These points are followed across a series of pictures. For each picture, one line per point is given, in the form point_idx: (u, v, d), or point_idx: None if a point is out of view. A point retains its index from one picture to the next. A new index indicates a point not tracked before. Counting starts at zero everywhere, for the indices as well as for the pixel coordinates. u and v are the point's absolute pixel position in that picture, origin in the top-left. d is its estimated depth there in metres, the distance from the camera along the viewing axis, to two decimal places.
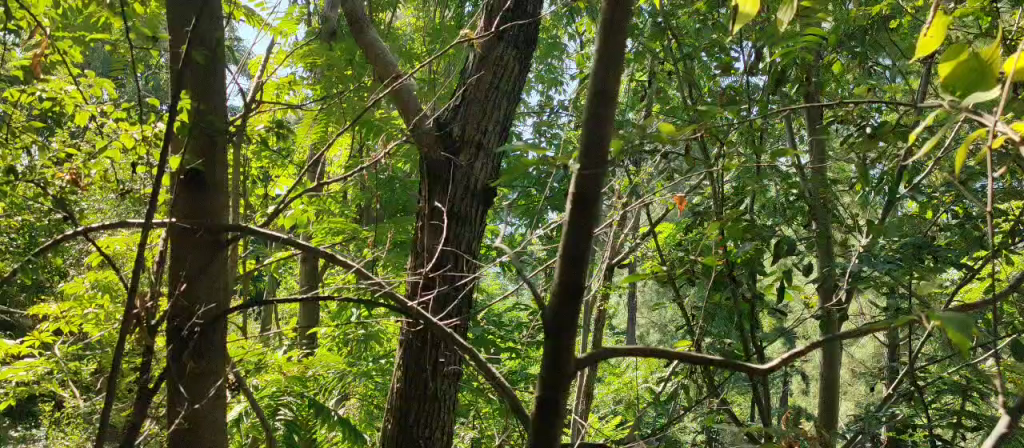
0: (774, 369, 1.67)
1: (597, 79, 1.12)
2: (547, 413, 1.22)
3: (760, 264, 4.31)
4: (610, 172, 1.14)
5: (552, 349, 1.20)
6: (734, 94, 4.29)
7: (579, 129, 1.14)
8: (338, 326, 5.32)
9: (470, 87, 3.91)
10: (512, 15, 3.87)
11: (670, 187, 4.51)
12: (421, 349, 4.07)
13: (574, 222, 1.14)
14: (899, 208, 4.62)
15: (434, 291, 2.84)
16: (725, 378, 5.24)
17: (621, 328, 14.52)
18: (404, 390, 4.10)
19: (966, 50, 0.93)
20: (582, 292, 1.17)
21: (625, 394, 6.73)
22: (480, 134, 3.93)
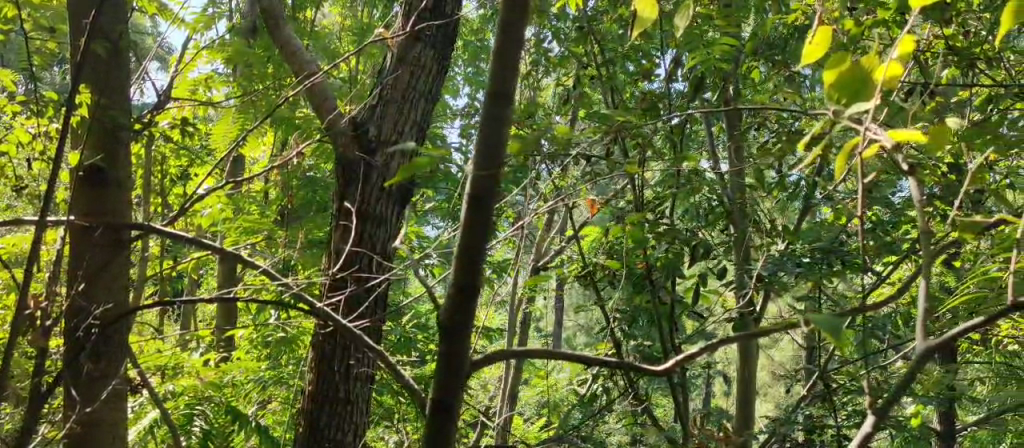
0: (670, 372, 1.68)
1: (494, 81, 1.12)
2: (441, 416, 1.20)
3: (678, 268, 4.37)
4: (506, 173, 1.14)
5: (447, 350, 1.19)
6: (654, 99, 4.34)
7: (476, 130, 1.14)
8: (255, 328, 5.22)
9: (388, 87, 3.89)
10: (430, 15, 3.87)
11: (592, 190, 4.54)
12: (333, 352, 4.02)
13: (469, 222, 1.14)
14: (815, 213, 4.73)
15: (346, 293, 2.80)
16: (646, 380, 5.29)
17: (548, 331, 14.58)
18: (317, 393, 4.05)
19: (849, 59, 0.94)
20: (476, 293, 1.17)
21: (548, 397, 6.75)
22: (397, 134, 3.90)
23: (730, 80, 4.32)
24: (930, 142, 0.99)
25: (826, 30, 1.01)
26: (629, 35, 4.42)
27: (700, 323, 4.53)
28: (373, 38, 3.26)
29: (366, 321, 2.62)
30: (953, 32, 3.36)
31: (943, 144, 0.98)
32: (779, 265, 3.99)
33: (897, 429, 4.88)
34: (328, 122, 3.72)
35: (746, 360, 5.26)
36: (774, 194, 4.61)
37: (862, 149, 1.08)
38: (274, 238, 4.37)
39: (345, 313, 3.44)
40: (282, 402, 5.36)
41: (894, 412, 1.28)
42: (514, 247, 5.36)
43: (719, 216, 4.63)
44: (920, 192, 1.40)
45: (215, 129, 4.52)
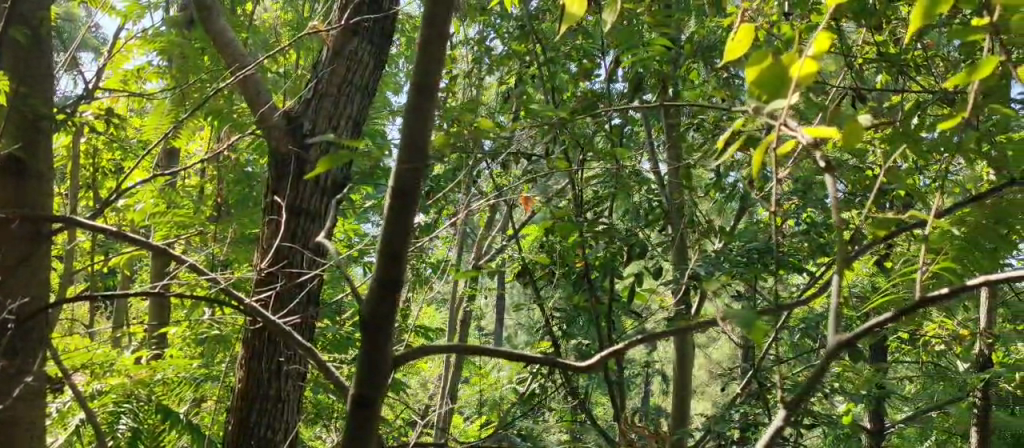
0: (594, 369, 1.68)
1: (419, 71, 1.11)
2: (362, 413, 1.18)
3: (615, 267, 4.39)
4: (430, 166, 1.13)
5: (370, 348, 1.17)
6: (594, 99, 4.36)
7: (401, 123, 1.13)
8: (187, 325, 5.12)
9: (323, 81, 3.85)
10: (368, 10, 3.84)
11: (533, 189, 4.54)
12: (262, 349, 3.95)
13: (392, 214, 1.12)
14: (751, 214, 4.79)
15: (277, 289, 2.75)
16: (584, 379, 5.30)
17: (490, 330, 14.55)
18: (246, 391, 3.98)
19: (771, 56, 0.95)
20: (399, 288, 1.16)
21: (487, 395, 6.74)
22: (332, 129, 3.85)
23: (669, 81, 4.35)
24: (844, 141, 1.01)
25: (748, 28, 1.02)
26: (572, 35, 4.44)
27: (637, 321, 4.56)
28: (307, 32, 3.21)
29: (297, 317, 2.58)
30: (883, 39, 3.44)
31: (855, 143, 1.00)
32: (714, 264, 4.04)
33: (828, 426, 4.97)
34: (261, 115, 3.66)
35: (682, 359, 5.31)
36: (712, 194, 4.67)
37: (778, 147, 1.09)
38: (207, 234, 4.29)
39: (274, 309, 3.39)
40: (215, 400, 5.27)
41: (804, 408, 1.31)
42: (455, 245, 5.34)
43: (657, 216, 4.67)
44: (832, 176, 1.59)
45: (146, 122, 4.43)
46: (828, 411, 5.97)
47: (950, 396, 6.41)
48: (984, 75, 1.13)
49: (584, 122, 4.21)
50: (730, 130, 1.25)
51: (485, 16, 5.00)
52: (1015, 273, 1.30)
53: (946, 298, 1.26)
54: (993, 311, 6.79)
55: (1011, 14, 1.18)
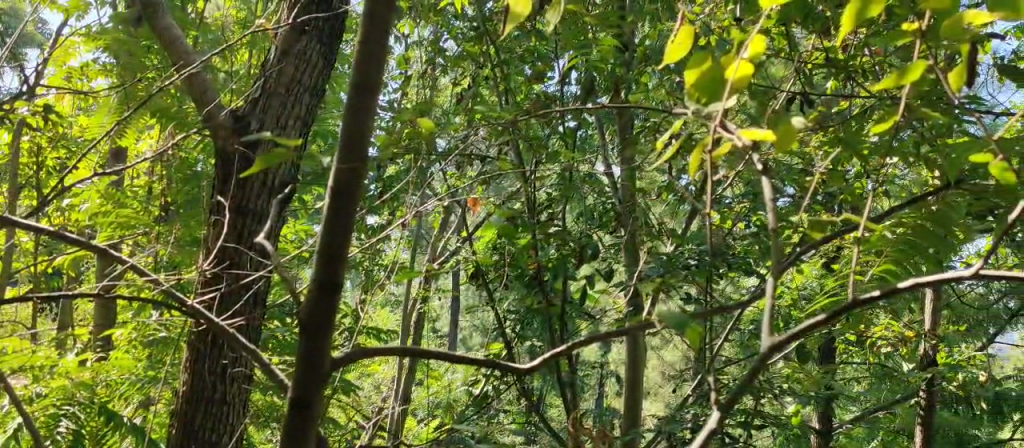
0: (538, 369, 1.68)
1: (358, 70, 1.09)
2: (299, 417, 1.16)
3: (568, 268, 4.38)
4: (369, 166, 1.11)
5: (308, 350, 1.15)
6: (547, 100, 4.35)
7: (340, 122, 1.10)
8: (133, 325, 5.01)
9: (271, 79, 3.79)
10: (317, 9, 3.81)
11: (485, 190, 4.51)
12: (205, 353, 3.87)
13: (330, 214, 1.11)
14: (703, 217, 4.83)
15: (222, 289, 2.69)
16: (536, 380, 5.28)
17: (443, 333, 14.49)
18: (189, 394, 3.88)
19: (709, 59, 0.96)
20: (338, 288, 1.14)
21: (441, 397, 6.71)
22: (280, 129, 3.80)
23: (622, 83, 4.36)
24: (779, 143, 1.02)
25: (688, 31, 1.02)
26: (525, 36, 4.43)
27: (591, 323, 4.57)
28: (254, 29, 3.16)
29: (242, 318, 2.54)
30: (831, 45, 3.49)
31: (790, 145, 1.02)
32: (665, 265, 4.07)
33: (777, 426, 5.03)
34: (208, 114, 3.60)
35: (634, 361, 5.33)
36: (664, 197, 4.69)
37: (714, 150, 1.10)
38: (153, 235, 4.20)
39: (218, 311, 3.34)
40: (162, 404, 5.18)
41: (736, 406, 1.33)
42: (409, 246, 5.29)
43: (610, 218, 4.68)
44: (771, 182, 1.73)
45: (91, 120, 4.33)
46: (778, 412, 6.04)
47: (897, 396, 6.52)
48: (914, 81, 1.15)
49: (538, 123, 4.20)
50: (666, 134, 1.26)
51: (439, 17, 4.97)
52: (942, 276, 1.33)
53: (877, 300, 1.29)
54: (937, 313, 6.92)
55: (941, 19, 1.20)
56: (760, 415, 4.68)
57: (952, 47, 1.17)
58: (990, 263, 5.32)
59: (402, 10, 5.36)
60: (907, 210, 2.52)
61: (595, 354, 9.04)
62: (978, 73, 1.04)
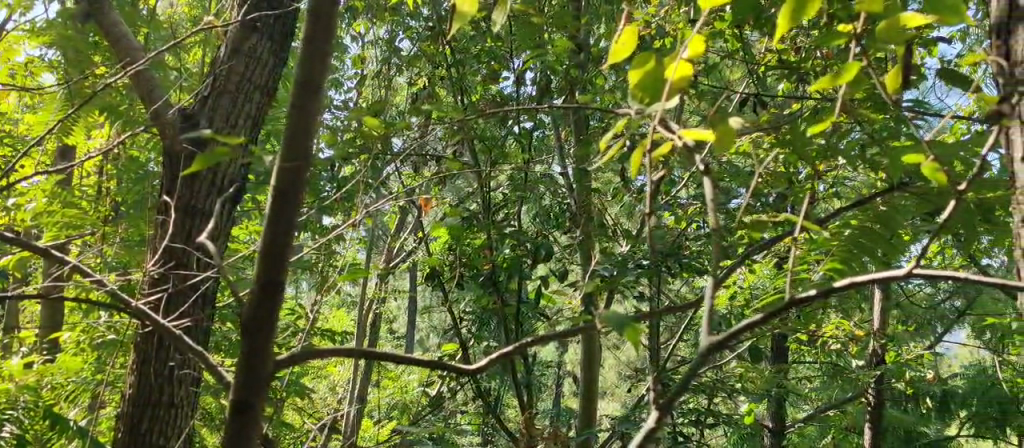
0: (483, 370, 1.67)
1: (303, 68, 1.08)
2: (240, 420, 1.14)
3: (523, 268, 4.37)
4: (313, 165, 1.09)
5: (249, 351, 1.13)
6: (501, 100, 4.34)
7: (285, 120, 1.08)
8: (79, 326, 4.90)
9: (221, 77, 3.74)
10: (267, 6, 3.76)
11: (440, 190, 4.49)
12: (149, 355, 3.59)
13: (274, 213, 1.08)
14: (657, 217, 4.85)
15: (169, 289, 2.64)
16: (491, 381, 5.26)
17: (399, 333, 14.42)
18: (135, 396, 3.59)
19: (653, 58, 0.98)
20: (280, 289, 1.12)
21: (397, 399, 6.68)
22: (229, 127, 3.74)
23: (577, 84, 4.37)
24: (719, 143, 1.03)
25: (632, 30, 1.02)
26: (480, 36, 4.41)
27: (545, 323, 4.57)
28: (203, 26, 3.11)
29: (189, 320, 2.49)
30: (783, 48, 3.52)
31: (730, 145, 1.02)
32: (619, 264, 4.08)
33: (730, 425, 5.08)
34: (155, 112, 3.53)
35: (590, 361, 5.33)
36: (619, 198, 4.71)
37: (656, 149, 1.11)
38: (98, 236, 4.11)
39: (167, 312, 3.28)
40: (110, 407, 5.09)
41: (674, 405, 1.34)
42: (363, 246, 5.25)
43: (565, 219, 4.70)
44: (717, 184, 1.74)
45: (36, 118, 4.23)
46: (731, 411, 6.11)
47: (846, 394, 6.63)
48: (852, 82, 1.16)
49: (492, 123, 4.19)
50: (611, 134, 1.25)
51: (394, 16, 4.93)
52: (878, 274, 1.36)
53: (815, 298, 1.31)
54: (885, 313, 7.04)
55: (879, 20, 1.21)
56: (712, 414, 4.72)
57: (889, 48, 1.18)
58: (936, 263, 5.42)
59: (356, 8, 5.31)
60: (855, 211, 2.55)
61: (551, 354, 9.05)
62: (914, 74, 1.06)
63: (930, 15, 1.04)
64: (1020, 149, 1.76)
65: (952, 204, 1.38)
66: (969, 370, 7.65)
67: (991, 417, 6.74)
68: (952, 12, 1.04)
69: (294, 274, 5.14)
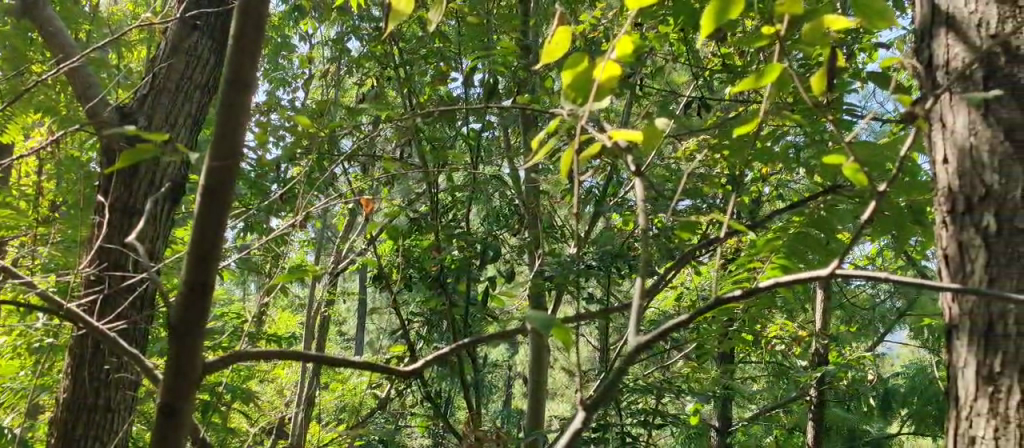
0: (419, 371, 1.66)
1: (231, 67, 1.05)
2: (169, 424, 1.12)
3: (470, 270, 4.35)
4: (242, 165, 1.07)
5: (178, 353, 1.11)
6: (448, 101, 4.30)
7: (213, 120, 1.06)
8: (14, 329, 4.76)
9: (160, 75, 3.65)
10: (208, 3, 3.70)
11: (387, 191, 4.45)
12: (84, 356, 3.51)
13: (203, 213, 1.06)
14: (605, 219, 4.87)
15: (102, 291, 2.57)
16: (439, 383, 5.23)
17: (349, 335, 14.30)
18: (69, 400, 3.50)
19: (586, 59, 1.00)
20: (209, 289, 1.10)
21: (345, 402, 6.62)
22: (168, 126, 3.67)
23: (525, 85, 4.35)
24: (646, 142, 1.04)
25: (565, 31, 1.03)
26: (428, 36, 4.36)
27: (493, 324, 4.56)
28: (139, 22, 3.04)
29: (123, 323, 2.43)
30: (727, 52, 3.56)
31: (657, 144, 1.03)
32: (566, 265, 4.08)
33: (677, 426, 5.11)
34: (92, 111, 3.44)
35: (538, 362, 5.31)
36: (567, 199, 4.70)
37: (585, 150, 1.12)
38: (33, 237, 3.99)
39: (102, 314, 3.23)
40: (48, 411, 4.97)
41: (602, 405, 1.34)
42: (310, 247, 5.18)
43: (513, 221, 4.68)
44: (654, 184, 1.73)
45: None
46: (677, 411, 6.16)
47: (791, 394, 6.72)
48: (779, 81, 1.17)
49: (439, 123, 4.15)
50: (547, 137, 1.25)
51: (341, 15, 4.87)
52: (804, 274, 1.38)
53: (740, 299, 1.32)
54: (828, 314, 7.15)
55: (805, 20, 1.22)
56: (659, 415, 4.75)
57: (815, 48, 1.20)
58: (879, 264, 5.50)
59: (303, 7, 5.23)
60: (795, 213, 2.57)
61: (501, 355, 9.03)
62: (838, 76, 1.09)
63: (854, 17, 1.06)
64: (942, 152, 1.78)
65: (873, 205, 1.41)
66: (909, 369, 7.80)
67: (929, 415, 6.85)
68: (880, 18, 1.06)
69: (239, 276, 5.06)
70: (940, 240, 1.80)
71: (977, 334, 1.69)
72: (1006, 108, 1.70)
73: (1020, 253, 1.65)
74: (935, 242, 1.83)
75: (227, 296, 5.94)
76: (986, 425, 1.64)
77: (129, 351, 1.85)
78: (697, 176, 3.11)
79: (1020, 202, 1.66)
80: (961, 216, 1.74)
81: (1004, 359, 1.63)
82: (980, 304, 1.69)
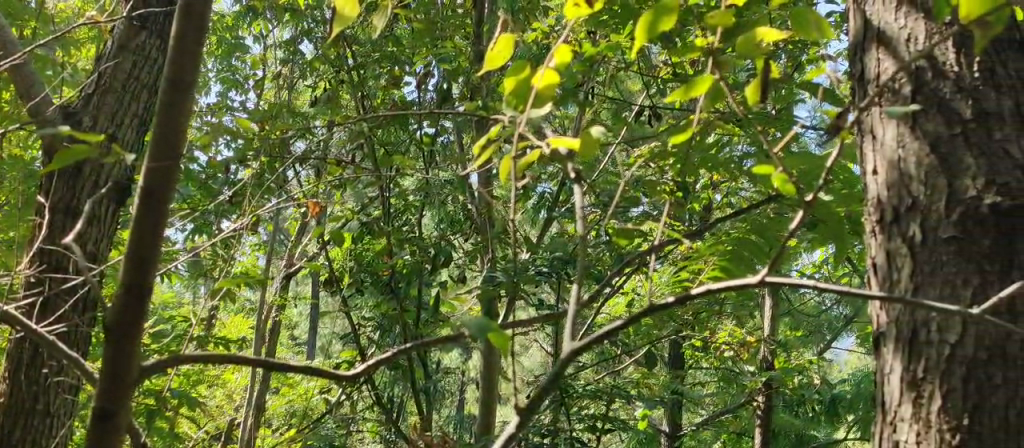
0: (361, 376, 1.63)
1: (174, 65, 1.04)
2: (105, 428, 1.08)
3: (422, 275, 4.32)
4: (183, 166, 1.05)
5: (114, 357, 1.08)
6: (401, 106, 4.27)
7: (154, 119, 1.04)
8: None
9: (106, 74, 3.59)
10: (158, 2, 3.66)
11: (340, 195, 4.41)
12: (23, 358, 3.43)
13: (142, 214, 1.04)
14: (558, 225, 4.88)
15: (41, 291, 2.51)
16: (390, 388, 5.19)
17: (303, 339, 14.14)
18: (7, 405, 3.42)
19: (527, 67, 1.01)
20: (148, 290, 1.07)
21: (296, 407, 6.54)
22: (114, 126, 3.60)
23: (477, 91, 4.34)
24: (582, 150, 1.05)
25: (507, 38, 1.04)
26: (382, 40, 4.33)
27: (445, 329, 4.54)
28: (84, 20, 2.98)
29: (63, 327, 2.37)
30: (679, 61, 3.59)
31: (592, 151, 1.05)
32: (517, 270, 4.07)
33: (628, 432, 5.13)
34: (34, 108, 3.36)
35: (489, 367, 5.29)
36: (521, 205, 4.69)
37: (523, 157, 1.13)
38: None
39: (42, 316, 3.15)
40: None
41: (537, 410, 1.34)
42: (261, 251, 5.11)
43: (466, 226, 4.66)
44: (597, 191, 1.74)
45: None
46: (629, 417, 6.19)
47: (740, 399, 6.78)
48: (712, 91, 1.19)
49: (391, 127, 4.13)
50: (490, 143, 1.26)
51: (296, 18, 4.82)
52: (736, 282, 1.39)
53: (672, 306, 1.33)
54: (776, 321, 7.23)
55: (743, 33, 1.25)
56: (609, 420, 4.75)
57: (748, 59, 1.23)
58: (828, 273, 5.56)
59: (258, 8, 5.17)
60: (740, 221, 2.59)
61: (456, 361, 8.99)
62: (772, 88, 1.12)
63: (790, 32, 1.09)
64: (873, 163, 1.75)
65: (800, 215, 1.44)
66: (857, 375, 7.90)
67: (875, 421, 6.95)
68: (819, 31, 1.08)
69: (188, 279, 5.00)
70: (871, 248, 1.77)
71: (903, 341, 1.64)
72: (933, 121, 1.65)
73: (943, 261, 1.59)
74: (866, 252, 1.79)
75: (176, 300, 5.85)
76: (909, 430, 1.60)
77: (68, 355, 1.81)
78: (648, 182, 3.13)
79: (943, 213, 1.61)
80: (890, 225, 1.70)
81: (927, 365, 1.59)
82: (905, 310, 1.64)
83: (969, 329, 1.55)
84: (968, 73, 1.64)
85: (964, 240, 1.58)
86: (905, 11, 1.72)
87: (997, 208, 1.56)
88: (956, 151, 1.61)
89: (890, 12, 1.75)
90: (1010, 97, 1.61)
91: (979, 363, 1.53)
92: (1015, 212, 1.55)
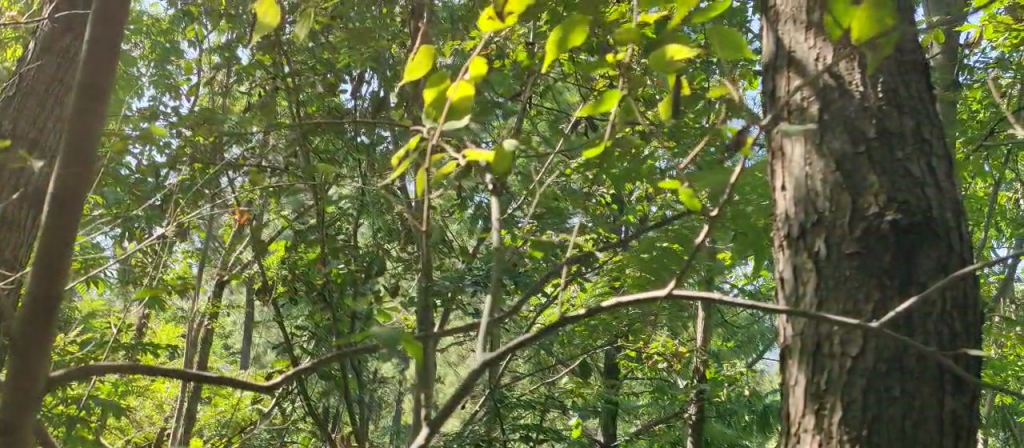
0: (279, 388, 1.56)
1: (87, 69, 1.00)
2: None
3: (357, 284, 4.29)
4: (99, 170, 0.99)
5: (18, 372, 0.96)
6: (337, 114, 4.23)
7: (67, 120, 0.98)
8: None
9: (28, 77, 3.50)
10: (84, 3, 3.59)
11: (274, 204, 4.35)
12: None
13: (54, 217, 0.96)
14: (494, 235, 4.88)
15: None
16: (324, 398, 5.12)
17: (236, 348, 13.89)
18: None
19: (444, 80, 1.03)
20: (59, 301, 0.97)
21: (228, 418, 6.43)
22: (36, 130, 3.46)
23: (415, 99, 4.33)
24: (496, 163, 1.06)
25: (426, 50, 1.05)
26: (320, 47, 4.30)
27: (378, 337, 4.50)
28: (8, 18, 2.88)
29: None
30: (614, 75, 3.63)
31: (505, 165, 1.06)
32: (452, 278, 4.06)
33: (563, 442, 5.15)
34: None
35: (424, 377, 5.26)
36: (459, 214, 4.69)
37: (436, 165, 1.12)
38: None
39: None
40: None
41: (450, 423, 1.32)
42: (194, 259, 5.00)
43: (401, 236, 4.64)
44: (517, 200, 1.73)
45: None
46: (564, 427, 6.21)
47: (674, 409, 6.85)
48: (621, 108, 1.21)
49: (326, 135, 4.09)
50: (405, 149, 1.26)
51: (233, 22, 4.75)
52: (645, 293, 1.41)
53: (581, 317, 1.34)
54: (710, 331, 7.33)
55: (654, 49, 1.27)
56: (542, 429, 4.76)
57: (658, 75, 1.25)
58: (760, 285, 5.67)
59: (194, 12, 5.08)
60: (666, 235, 2.61)
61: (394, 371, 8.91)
62: (682, 104, 1.14)
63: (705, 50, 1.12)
64: (781, 179, 1.79)
65: (708, 227, 1.45)
66: None
67: None
68: (728, 51, 1.10)
69: (116, 287, 4.88)
70: (779, 263, 1.80)
71: (808, 353, 1.68)
72: (838, 139, 1.70)
73: (846, 275, 1.63)
74: (775, 267, 1.82)
75: (104, 307, 5.70)
76: (812, 440, 1.63)
77: None
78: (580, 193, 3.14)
79: (847, 229, 1.65)
80: (796, 240, 1.74)
81: (830, 377, 1.62)
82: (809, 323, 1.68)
83: (869, 343, 1.59)
84: (872, 92, 1.70)
85: (866, 255, 1.62)
86: (814, 32, 1.78)
87: (897, 224, 1.60)
88: (860, 168, 1.66)
89: (801, 33, 1.81)
90: (911, 116, 1.68)
91: (879, 374, 1.57)
92: (914, 227, 1.60)
